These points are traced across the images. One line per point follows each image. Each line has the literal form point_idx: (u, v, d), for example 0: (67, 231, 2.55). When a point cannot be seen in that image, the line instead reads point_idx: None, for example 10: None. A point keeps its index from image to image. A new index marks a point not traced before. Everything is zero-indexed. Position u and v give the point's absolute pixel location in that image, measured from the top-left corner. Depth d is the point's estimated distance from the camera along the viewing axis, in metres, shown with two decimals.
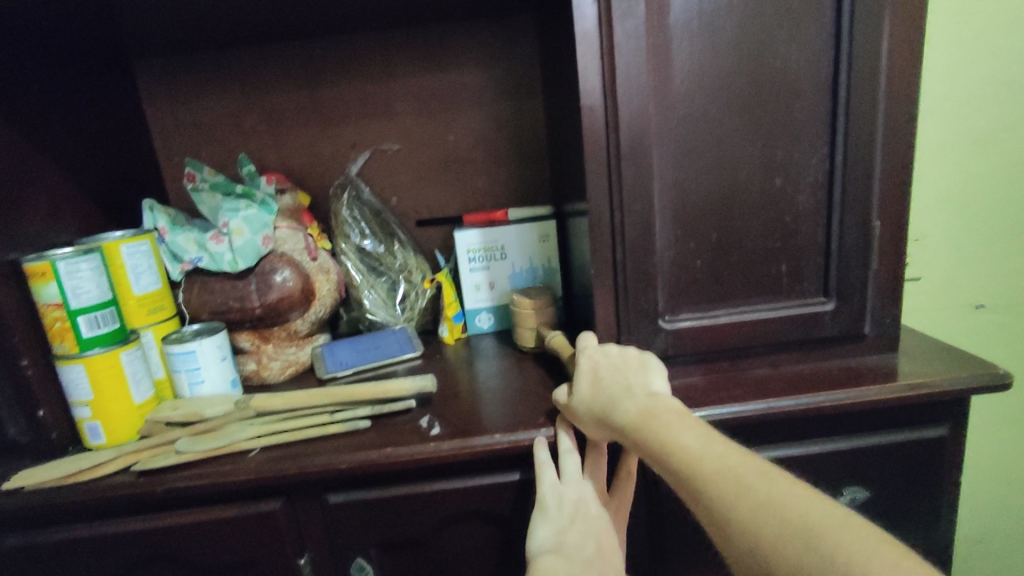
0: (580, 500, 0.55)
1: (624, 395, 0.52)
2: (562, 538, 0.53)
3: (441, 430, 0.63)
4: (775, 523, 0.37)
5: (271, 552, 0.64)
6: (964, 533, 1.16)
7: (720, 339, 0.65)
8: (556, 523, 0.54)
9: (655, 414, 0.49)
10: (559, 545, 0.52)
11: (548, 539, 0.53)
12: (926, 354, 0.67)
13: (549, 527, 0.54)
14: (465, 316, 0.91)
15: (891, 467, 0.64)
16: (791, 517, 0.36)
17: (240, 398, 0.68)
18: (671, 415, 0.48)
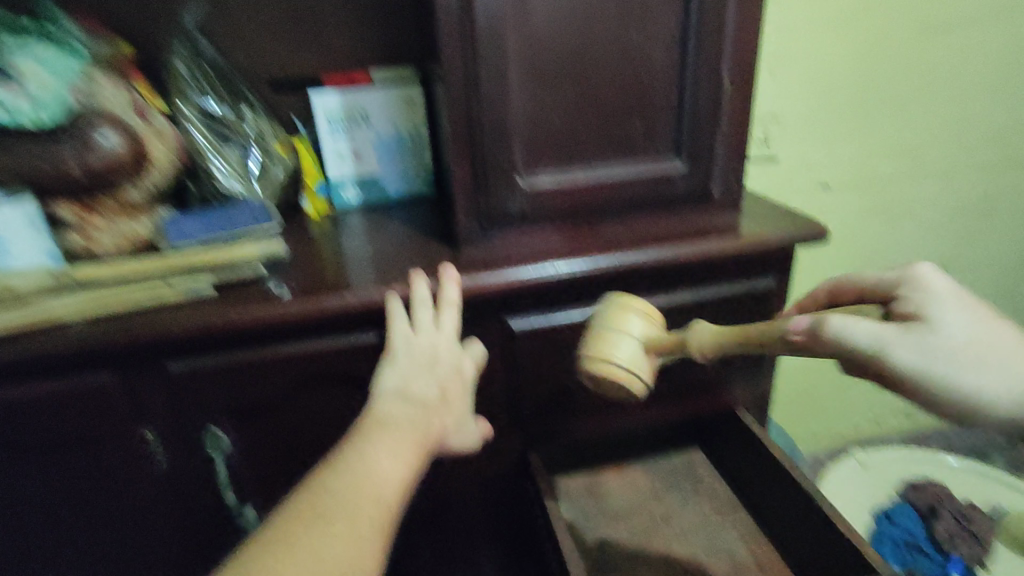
0: (431, 348, 0.57)
1: None
2: (408, 383, 0.54)
3: (289, 292, 0.61)
4: None
5: (112, 425, 0.61)
6: (796, 386, 1.34)
7: (576, 198, 0.66)
8: (403, 370, 0.55)
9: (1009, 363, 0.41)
10: (403, 389, 0.54)
11: (394, 384, 0.54)
12: (762, 213, 0.72)
13: (397, 373, 0.55)
14: (329, 188, 0.85)
15: (726, 315, 0.70)
16: None
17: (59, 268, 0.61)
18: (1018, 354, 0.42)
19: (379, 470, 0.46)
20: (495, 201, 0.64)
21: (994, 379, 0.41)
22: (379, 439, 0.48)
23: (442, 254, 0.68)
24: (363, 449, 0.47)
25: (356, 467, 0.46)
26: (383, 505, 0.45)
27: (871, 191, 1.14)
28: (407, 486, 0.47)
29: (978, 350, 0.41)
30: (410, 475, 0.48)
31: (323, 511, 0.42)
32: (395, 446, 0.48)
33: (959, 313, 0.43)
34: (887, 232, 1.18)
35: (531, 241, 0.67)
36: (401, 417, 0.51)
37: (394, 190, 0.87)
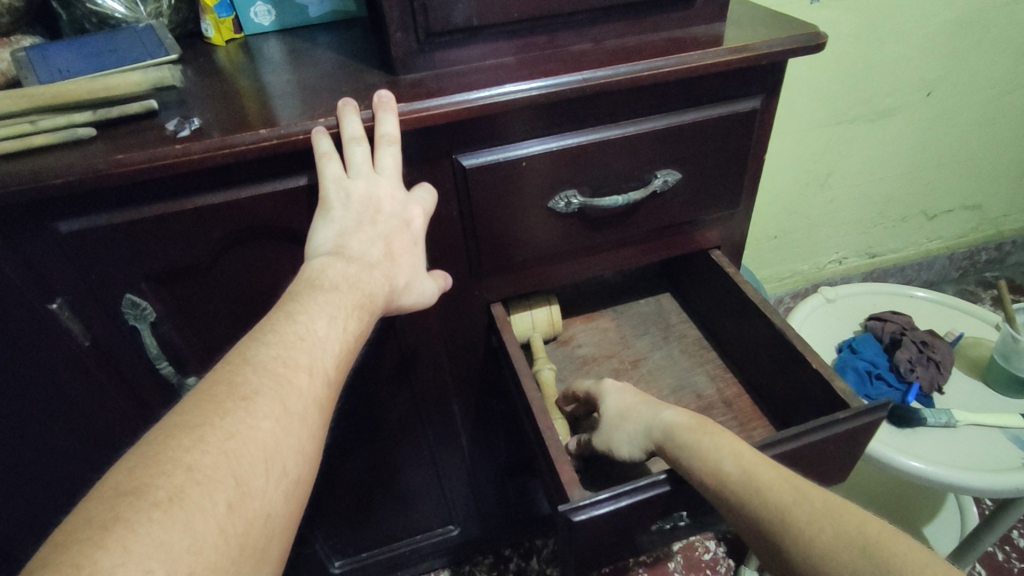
0: (369, 195, 0.49)
1: (652, 419, 0.56)
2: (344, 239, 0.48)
3: (193, 131, 0.50)
4: (690, 448, 0.51)
5: (7, 299, 0.52)
6: (762, 230, 1.32)
7: (534, 3, 0.54)
8: (338, 223, 0.49)
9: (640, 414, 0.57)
10: (339, 248, 0.48)
11: (329, 240, 0.49)
12: (751, 21, 0.62)
13: (331, 227, 0.49)
14: (235, 7, 0.70)
15: (704, 146, 0.63)
16: (683, 444, 0.52)
17: None
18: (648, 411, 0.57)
19: (312, 336, 0.42)
20: (435, 9, 0.52)
21: (620, 435, 0.58)
22: (310, 303, 0.44)
23: (375, 80, 0.57)
24: (292, 315, 0.43)
25: (286, 335, 0.41)
26: (318, 378, 0.41)
27: (863, 7, 1.02)
28: (345, 351, 0.44)
29: (618, 407, 0.60)
30: (348, 340, 0.44)
31: (247, 382, 0.38)
32: (330, 310, 0.44)
33: (619, 386, 0.62)
34: (873, 56, 1.09)
35: (481, 62, 0.56)
36: (337, 278, 0.46)
37: (314, 9, 0.73)
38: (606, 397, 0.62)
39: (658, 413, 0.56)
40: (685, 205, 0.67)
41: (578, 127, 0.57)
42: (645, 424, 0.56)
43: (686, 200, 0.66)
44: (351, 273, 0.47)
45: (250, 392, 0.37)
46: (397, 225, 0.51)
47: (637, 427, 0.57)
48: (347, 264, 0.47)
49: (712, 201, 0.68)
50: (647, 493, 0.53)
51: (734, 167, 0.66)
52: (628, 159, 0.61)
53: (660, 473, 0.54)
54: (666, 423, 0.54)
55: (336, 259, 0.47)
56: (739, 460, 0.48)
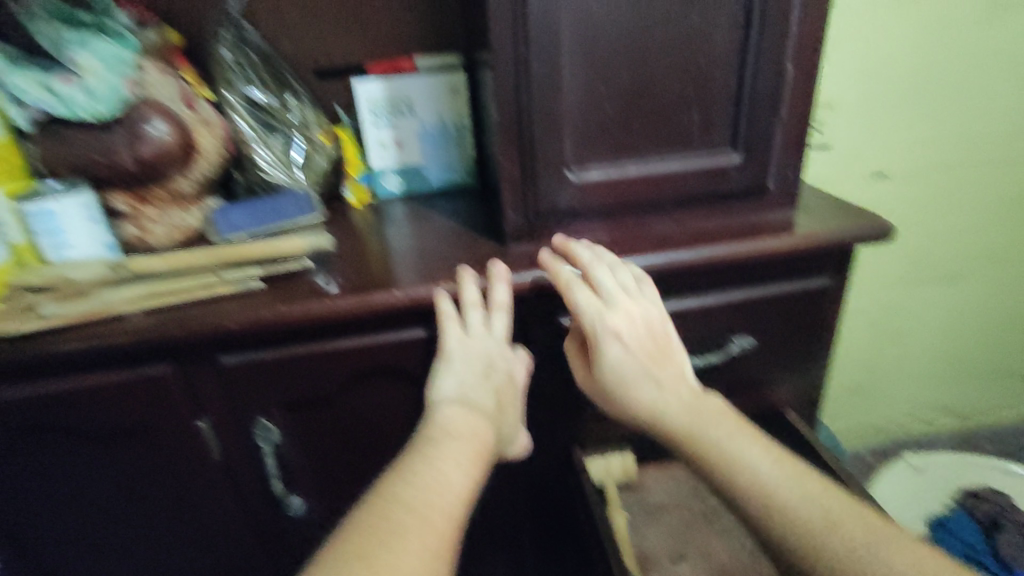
0: (486, 354, 0.57)
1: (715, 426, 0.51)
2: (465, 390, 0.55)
3: (338, 287, 0.61)
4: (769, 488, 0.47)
5: (166, 416, 0.62)
6: (838, 384, 1.30)
7: (626, 194, 0.64)
8: (460, 374, 0.56)
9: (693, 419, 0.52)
10: (460, 397, 0.55)
11: (451, 390, 0.56)
12: (820, 209, 0.69)
13: (453, 378, 0.56)
14: (371, 177, 0.86)
15: (778, 316, 0.68)
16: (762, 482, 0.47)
17: (117, 262, 0.62)
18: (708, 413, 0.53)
19: (445, 480, 0.47)
20: (544, 196, 0.62)
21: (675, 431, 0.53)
22: (444, 448, 0.50)
23: (487, 248, 0.67)
24: (429, 459, 0.48)
25: (424, 479, 0.47)
26: (453, 518, 0.45)
27: (929, 182, 1.08)
28: (473, 492, 0.48)
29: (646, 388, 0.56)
30: (475, 483, 0.49)
31: (396, 522, 0.43)
32: (459, 457, 0.49)
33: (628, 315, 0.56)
34: (945, 225, 1.13)
35: (579, 238, 0.66)
36: (462, 427, 0.52)
37: (436, 180, 0.87)
38: (609, 367, 0.57)
39: (687, 393, 0.55)
40: (761, 368, 0.71)
41: (662, 296, 0.65)
42: (669, 405, 0.54)
43: (761, 363, 0.71)
44: (470, 420, 0.53)
45: (398, 529, 0.42)
46: (505, 380, 0.58)
47: (659, 409, 0.54)
48: (467, 413, 0.54)
49: (786, 365, 0.72)
50: None
51: (808, 335, 0.70)
52: (706, 325, 0.66)
53: None
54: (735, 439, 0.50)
55: (458, 406, 0.54)
56: (777, 470, 0.48)
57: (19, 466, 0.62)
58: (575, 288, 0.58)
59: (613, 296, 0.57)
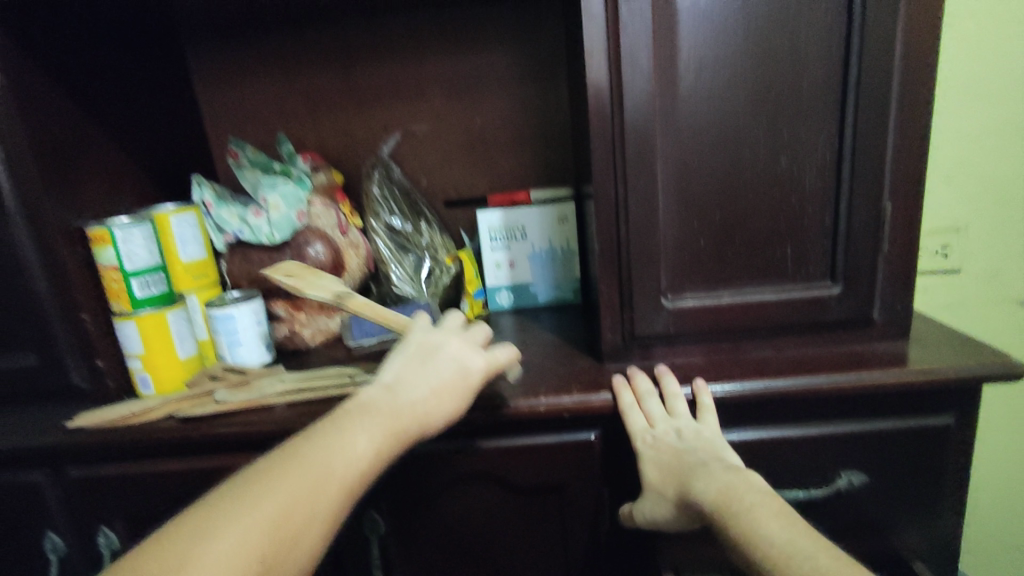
0: (427, 343, 0.60)
1: (765, 510, 0.46)
2: (403, 368, 0.57)
3: None
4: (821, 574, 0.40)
5: None
6: (995, 539, 1.13)
7: (723, 320, 0.66)
8: (405, 355, 0.59)
9: (740, 499, 0.47)
10: (397, 374, 0.56)
11: (392, 370, 0.57)
12: (938, 342, 0.67)
13: (399, 359, 0.58)
14: (485, 293, 0.94)
15: (892, 453, 0.64)
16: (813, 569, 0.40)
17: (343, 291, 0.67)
18: (760, 497, 0.47)
19: (350, 448, 0.50)
20: (640, 319, 0.66)
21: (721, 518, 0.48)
22: (368, 420, 0.52)
23: (585, 364, 0.71)
24: (339, 430, 0.51)
25: (331, 444, 0.49)
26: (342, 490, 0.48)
27: None
28: (373, 466, 0.50)
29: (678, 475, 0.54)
30: (377, 455, 0.51)
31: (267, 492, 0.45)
32: (369, 427, 0.51)
33: (664, 420, 0.59)
34: None
35: (675, 360, 0.68)
36: (400, 405, 0.54)
37: (543, 296, 0.94)
38: (648, 464, 0.57)
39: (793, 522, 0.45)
40: (875, 509, 0.66)
41: (761, 422, 0.64)
42: (771, 529, 0.44)
43: (874, 503, 0.66)
44: (403, 394, 0.54)
45: (276, 484, 0.46)
46: (457, 376, 0.58)
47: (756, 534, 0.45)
48: (412, 388, 0.55)
49: (907, 508, 0.66)
50: None
51: (931, 478, 0.65)
52: (809, 457, 0.64)
53: None
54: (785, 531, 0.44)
55: (409, 382, 0.56)
56: (833, 561, 0.41)
57: None
58: (632, 411, 0.61)
59: (658, 418, 0.60)
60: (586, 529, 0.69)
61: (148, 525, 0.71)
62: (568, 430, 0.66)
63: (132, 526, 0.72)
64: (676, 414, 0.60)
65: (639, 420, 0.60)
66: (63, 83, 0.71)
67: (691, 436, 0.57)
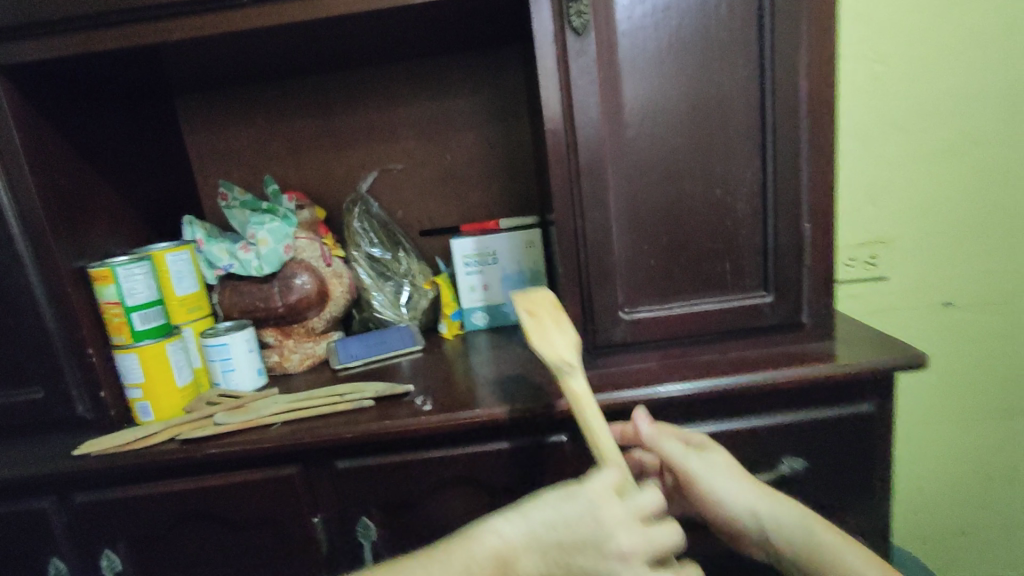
0: (594, 516, 0.44)
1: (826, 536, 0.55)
2: (537, 537, 0.43)
3: (431, 406, 0.75)
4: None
5: (289, 511, 0.75)
6: (940, 522, 1.23)
7: (673, 328, 0.75)
8: (559, 516, 0.43)
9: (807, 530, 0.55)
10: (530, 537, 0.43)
11: (523, 532, 0.43)
12: (860, 340, 0.76)
13: (546, 515, 0.44)
14: (462, 314, 1.02)
15: (824, 439, 0.73)
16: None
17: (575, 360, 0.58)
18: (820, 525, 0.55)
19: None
20: (601, 331, 0.75)
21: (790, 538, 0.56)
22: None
23: (554, 374, 0.79)
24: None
25: None
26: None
27: (1000, 310, 1.11)
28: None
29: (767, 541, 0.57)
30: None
31: None
32: None
33: (727, 483, 0.59)
34: None
35: (634, 366, 0.77)
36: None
37: (515, 314, 1.02)
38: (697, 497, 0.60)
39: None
40: (815, 490, 0.75)
41: (712, 418, 0.73)
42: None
43: (814, 485, 0.75)
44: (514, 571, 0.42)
45: None
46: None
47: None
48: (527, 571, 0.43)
49: (843, 488, 0.75)
50: None
51: (861, 460, 0.74)
52: (753, 446, 0.73)
53: None
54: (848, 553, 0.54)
55: (533, 552, 0.43)
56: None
57: (171, 548, 0.76)
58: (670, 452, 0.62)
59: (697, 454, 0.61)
60: None
61: (152, 543, 0.76)
62: (541, 433, 0.73)
63: (135, 546, 0.77)
64: (739, 472, 0.60)
65: (707, 484, 0.59)
66: (67, 137, 0.77)
67: (764, 497, 0.58)
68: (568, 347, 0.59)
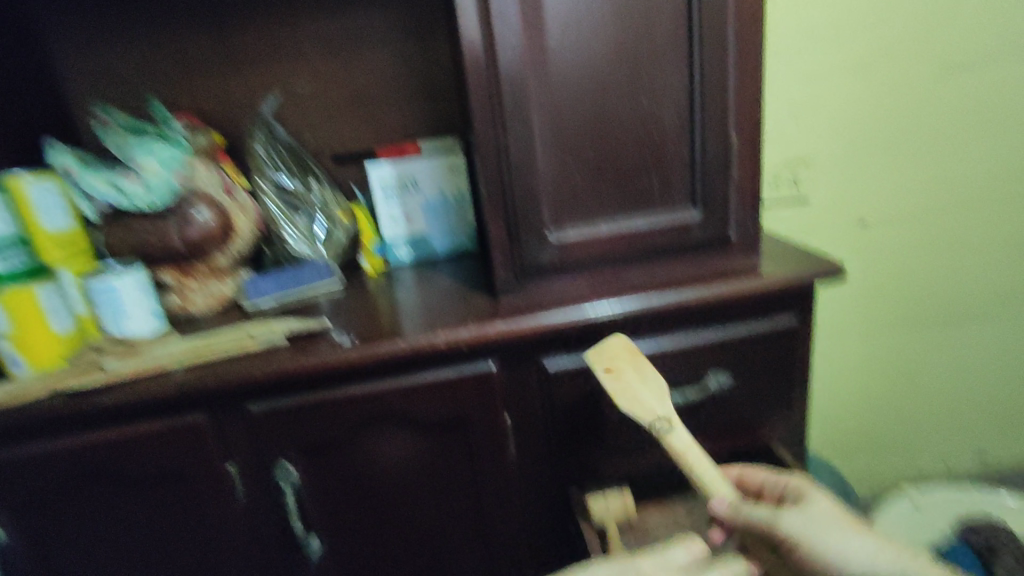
0: None
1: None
2: None
3: (349, 340, 0.70)
4: None
5: (199, 460, 0.70)
6: (850, 428, 1.33)
7: (601, 249, 0.72)
8: None
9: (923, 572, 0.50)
10: None
11: None
12: (783, 255, 0.77)
13: None
14: (384, 247, 0.96)
15: (750, 353, 0.74)
16: None
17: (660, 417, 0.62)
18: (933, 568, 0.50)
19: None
20: (527, 254, 0.71)
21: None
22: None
23: (481, 302, 0.75)
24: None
25: None
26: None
27: (909, 226, 1.16)
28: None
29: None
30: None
31: None
32: None
33: (853, 532, 0.52)
34: (930, 267, 1.20)
35: (562, 290, 0.74)
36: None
37: (440, 246, 0.97)
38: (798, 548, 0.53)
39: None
40: (741, 403, 0.77)
41: (642, 338, 0.72)
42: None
43: (739, 398, 0.76)
44: None
45: None
46: None
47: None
48: None
49: (766, 399, 0.77)
50: None
51: (784, 372, 0.76)
52: (682, 364, 0.73)
53: None
54: None
55: None
56: None
57: (69, 509, 0.70)
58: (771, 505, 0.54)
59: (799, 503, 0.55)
60: (495, 455, 0.74)
61: (37, 509, 0.70)
62: (468, 362, 0.70)
63: (15, 513, 0.70)
64: (853, 518, 0.54)
65: (834, 543, 0.51)
66: None
67: (892, 546, 0.52)
68: (659, 401, 0.63)
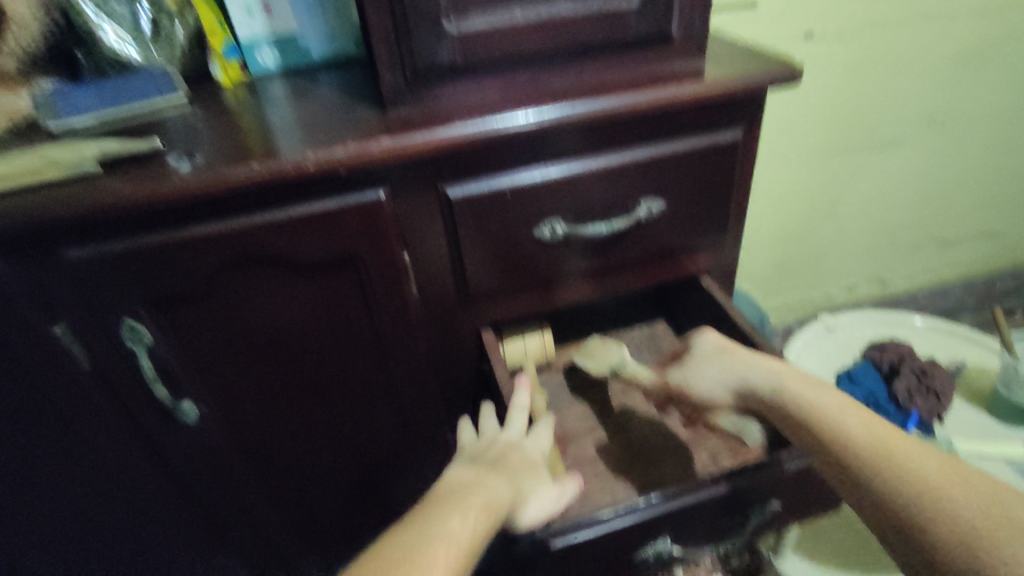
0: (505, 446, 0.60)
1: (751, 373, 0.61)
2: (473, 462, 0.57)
3: (190, 164, 0.53)
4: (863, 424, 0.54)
5: (14, 323, 0.55)
6: (767, 259, 1.34)
7: (515, 43, 0.57)
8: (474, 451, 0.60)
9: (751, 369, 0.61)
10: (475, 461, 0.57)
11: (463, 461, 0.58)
12: (730, 56, 0.64)
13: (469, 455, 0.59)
14: (240, 49, 0.75)
15: (685, 175, 0.65)
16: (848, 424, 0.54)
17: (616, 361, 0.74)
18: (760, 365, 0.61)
19: (446, 534, 0.46)
20: (420, 50, 0.55)
21: (710, 378, 0.63)
22: (445, 508, 0.49)
23: (366, 116, 0.60)
24: (432, 518, 0.48)
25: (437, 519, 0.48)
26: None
27: (858, 39, 1.05)
28: (474, 552, 0.46)
29: (763, 408, 0.60)
30: (478, 541, 0.47)
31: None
32: (463, 507, 0.49)
33: (717, 367, 0.63)
34: (869, 89, 1.12)
35: (467, 99, 0.59)
36: (442, 493, 0.52)
37: (316, 52, 0.77)
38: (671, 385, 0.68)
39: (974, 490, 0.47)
40: (669, 232, 0.69)
41: (564, 157, 0.61)
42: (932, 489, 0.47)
43: (669, 227, 0.69)
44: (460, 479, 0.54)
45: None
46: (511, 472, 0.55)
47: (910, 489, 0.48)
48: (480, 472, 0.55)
49: (697, 227, 0.70)
50: (703, 493, 0.60)
51: (720, 197, 0.68)
52: (609, 188, 0.63)
53: (721, 479, 0.61)
54: (767, 376, 0.60)
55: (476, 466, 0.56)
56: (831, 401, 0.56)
57: None
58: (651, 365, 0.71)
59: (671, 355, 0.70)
60: (397, 300, 0.64)
61: None
62: (351, 190, 0.56)
63: None
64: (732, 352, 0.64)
65: (699, 383, 0.64)
66: None
67: (753, 366, 0.61)
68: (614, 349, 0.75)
